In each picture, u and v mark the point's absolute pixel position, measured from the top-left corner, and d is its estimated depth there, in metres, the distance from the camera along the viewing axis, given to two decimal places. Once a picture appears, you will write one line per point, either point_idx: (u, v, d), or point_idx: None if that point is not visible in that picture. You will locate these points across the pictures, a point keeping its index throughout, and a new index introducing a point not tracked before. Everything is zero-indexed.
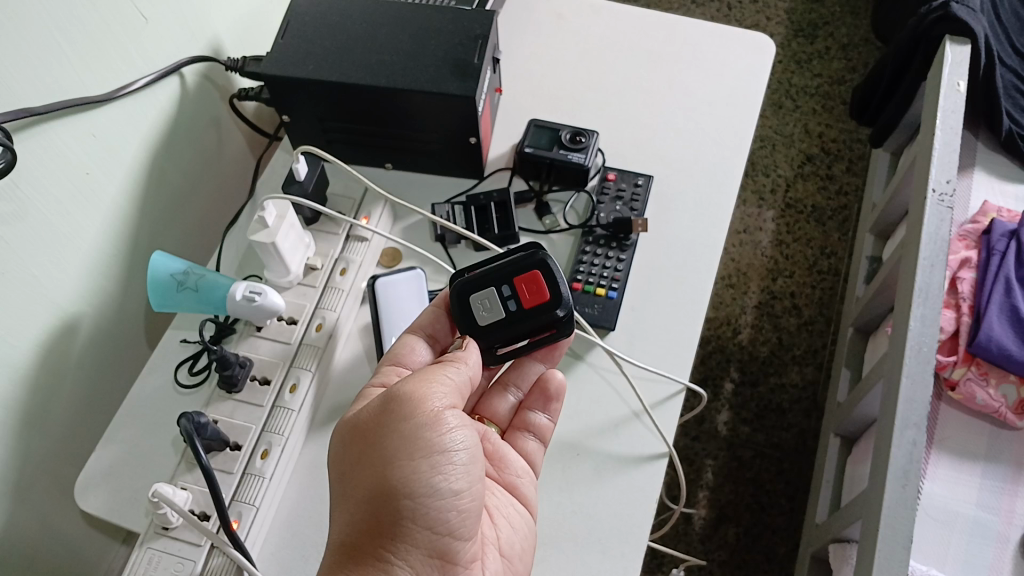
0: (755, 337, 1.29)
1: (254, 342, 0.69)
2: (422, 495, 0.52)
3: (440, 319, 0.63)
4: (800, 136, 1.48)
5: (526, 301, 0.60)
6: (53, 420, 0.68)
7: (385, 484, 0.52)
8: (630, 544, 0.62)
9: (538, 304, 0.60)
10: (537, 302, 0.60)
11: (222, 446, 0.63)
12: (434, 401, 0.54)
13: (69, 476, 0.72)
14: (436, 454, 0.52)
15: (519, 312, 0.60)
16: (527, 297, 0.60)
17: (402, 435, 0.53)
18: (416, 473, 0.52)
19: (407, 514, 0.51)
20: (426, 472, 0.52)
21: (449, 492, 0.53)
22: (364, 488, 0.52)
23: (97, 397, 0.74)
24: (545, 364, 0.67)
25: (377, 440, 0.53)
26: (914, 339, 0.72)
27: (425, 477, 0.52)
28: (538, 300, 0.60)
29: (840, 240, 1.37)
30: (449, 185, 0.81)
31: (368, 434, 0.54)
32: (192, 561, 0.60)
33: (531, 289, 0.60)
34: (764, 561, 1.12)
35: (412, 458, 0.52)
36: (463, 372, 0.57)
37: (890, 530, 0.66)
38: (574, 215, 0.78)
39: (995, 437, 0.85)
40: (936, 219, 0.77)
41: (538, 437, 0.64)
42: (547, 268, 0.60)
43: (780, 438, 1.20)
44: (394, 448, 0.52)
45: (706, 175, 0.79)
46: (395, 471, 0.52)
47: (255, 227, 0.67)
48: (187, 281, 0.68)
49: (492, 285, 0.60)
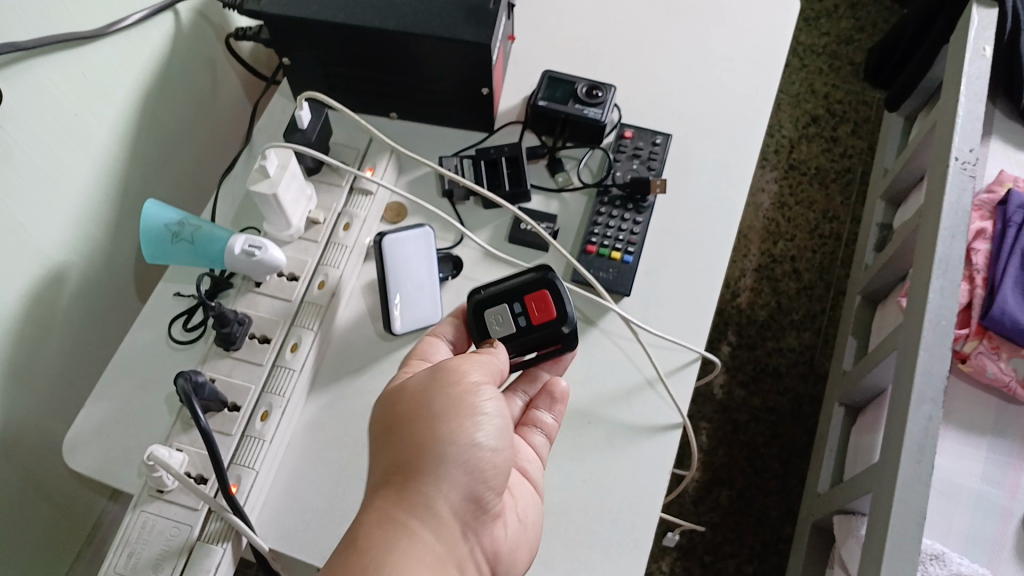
0: (754, 300, 1.27)
1: (253, 299, 0.66)
2: (466, 450, 0.49)
3: (458, 329, 0.61)
4: (805, 96, 1.44)
5: (534, 318, 0.58)
6: (38, 373, 0.65)
7: (432, 438, 0.49)
8: (642, 515, 0.61)
9: (546, 322, 0.58)
10: (544, 319, 0.58)
11: (220, 406, 0.61)
12: (477, 373, 0.52)
13: (54, 430, 0.69)
14: (480, 415, 0.50)
15: (528, 329, 0.58)
16: (536, 313, 0.58)
17: (449, 395, 0.50)
18: (462, 428, 0.49)
19: (451, 466, 0.48)
20: (473, 428, 0.50)
21: (486, 448, 0.50)
22: (400, 444, 0.49)
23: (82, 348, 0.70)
24: (550, 373, 0.63)
25: (422, 401, 0.50)
26: (932, 315, 0.70)
27: (471, 432, 0.49)
28: (546, 316, 0.58)
29: (843, 204, 1.34)
30: (457, 137, 0.77)
31: (409, 399, 0.51)
32: (189, 526, 0.58)
33: (540, 306, 0.58)
34: (756, 524, 1.12)
35: (458, 416, 0.50)
36: (499, 362, 0.55)
37: (903, 506, 0.64)
38: (588, 173, 0.75)
39: (1003, 411, 0.83)
40: (957, 187, 0.75)
41: (545, 434, 0.60)
42: (556, 286, 0.58)
43: (776, 403, 1.19)
44: (441, 406, 0.50)
45: (725, 135, 0.76)
46: (442, 425, 0.49)
47: (255, 176, 0.63)
48: (183, 233, 0.64)
49: (504, 301, 0.59)
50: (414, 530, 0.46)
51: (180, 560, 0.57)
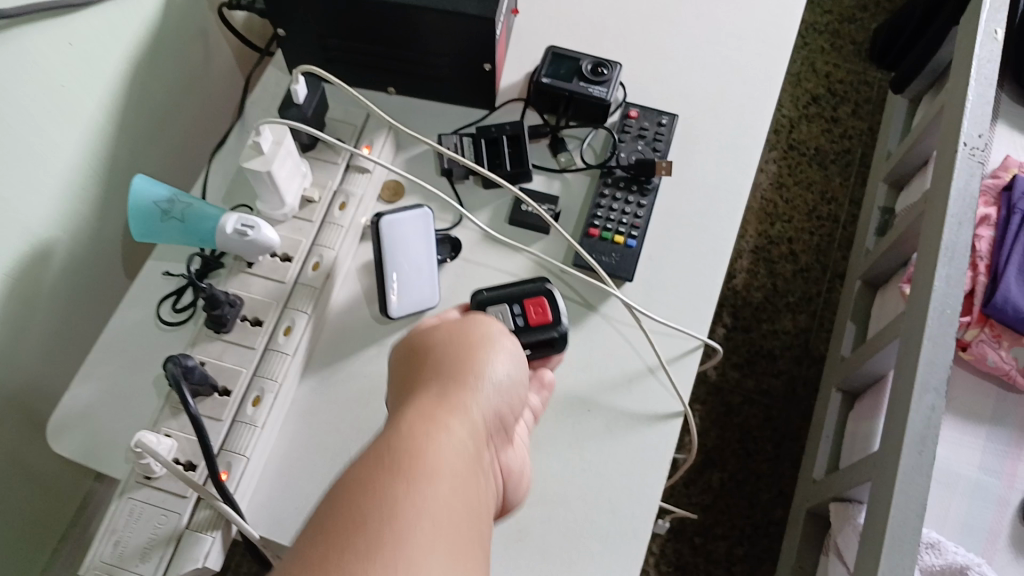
0: (750, 282, 1.25)
1: (245, 280, 0.64)
2: (498, 377, 0.44)
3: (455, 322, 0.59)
4: (806, 75, 1.41)
5: (532, 320, 0.58)
6: (22, 353, 0.63)
7: (468, 358, 0.44)
8: (641, 505, 0.60)
9: (542, 324, 0.58)
10: (541, 321, 0.58)
11: (210, 391, 0.59)
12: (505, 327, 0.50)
13: (38, 411, 0.67)
14: (512, 356, 0.47)
15: (524, 329, 0.57)
16: (533, 316, 0.58)
17: (486, 331, 0.47)
18: (497, 358, 0.45)
19: (483, 386, 0.43)
20: (506, 362, 0.46)
21: (511, 384, 0.45)
22: (429, 365, 0.44)
23: (66, 327, 0.68)
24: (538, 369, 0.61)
25: (458, 332, 0.47)
26: (938, 301, 0.68)
27: (505, 364, 0.45)
28: (542, 318, 0.58)
29: (842, 186, 1.32)
30: (457, 114, 0.75)
31: (441, 332, 0.47)
32: (177, 514, 0.57)
33: (537, 309, 0.58)
34: (747, 506, 1.10)
35: (494, 348, 0.46)
36: None
37: (903, 496, 0.62)
38: (591, 154, 0.73)
39: (1002, 399, 0.83)
40: (965, 172, 0.73)
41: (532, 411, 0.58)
42: (553, 293, 0.59)
43: (770, 385, 1.17)
44: (478, 337, 0.46)
45: (732, 117, 0.74)
46: (478, 351, 0.45)
47: (249, 153, 0.61)
48: (173, 210, 0.62)
49: (503, 300, 0.58)
50: (454, 424, 0.39)
51: (169, 549, 0.56)
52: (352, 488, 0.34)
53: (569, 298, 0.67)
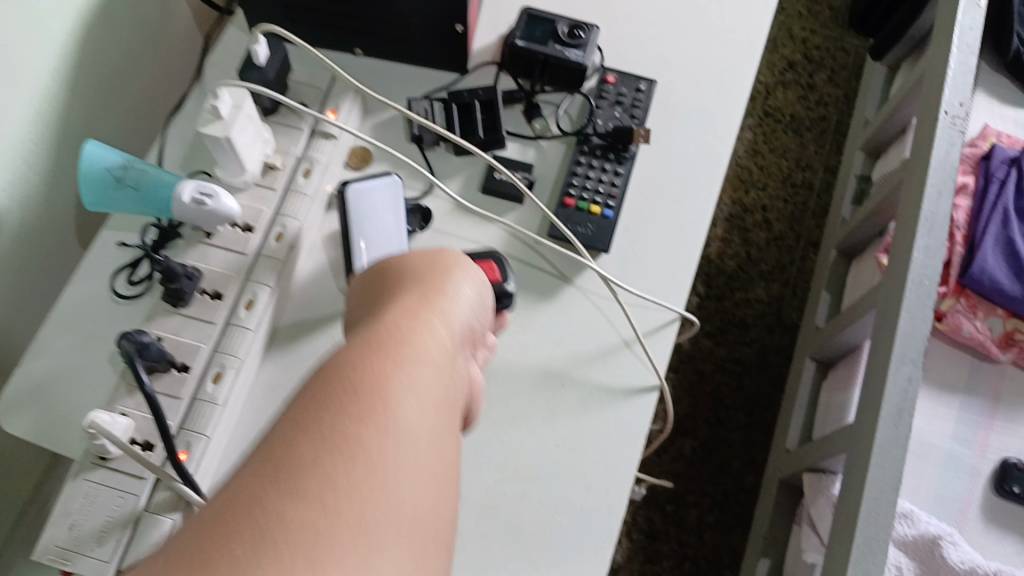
0: (723, 250, 1.21)
1: (204, 251, 0.61)
2: (472, 292, 0.44)
3: None
4: (783, 40, 1.35)
5: (478, 277, 0.56)
6: None
7: (443, 271, 0.44)
8: (616, 481, 0.58)
9: (487, 283, 0.56)
10: (487, 280, 0.56)
11: (168, 367, 0.56)
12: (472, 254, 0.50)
13: None
14: (483, 278, 0.47)
15: None
16: (480, 274, 0.56)
17: (458, 252, 0.47)
18: (470, 275, 0.45)
19: (459, 295, 0.43)
20: (478, 281, 0.46)
21: (482, 302, 0.46)
22: (403, 275, 0.44)
23: (13, 299, 0.65)
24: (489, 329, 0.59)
25: (430, 253, 0.47)
26: (917, 269, 0.66)
27: (476, 282, 0.46)
28: (489, 277, 0.56)
29: (818, 153, 1.28)
30: (428, 78, 0.72)
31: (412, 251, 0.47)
32: (135, 496, 0.54)
33: (485, 268, 0.56)
34: (718, 474, 1.09)
35: (467, 266, 0.46)
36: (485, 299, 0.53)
37: (879, 470, 0.60)
38: (567, 121, 0.70)
39: (976, 369, 0.82)
40: (945, 142, 0.70)
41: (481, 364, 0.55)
42: (502, 258, 0.57)
43: (742, 353, 1.15)
44: (450, 257, 0.46)
45: (712, 83, 0.72)
46: (452, 267, 0.45)
47: (206, 117, 0.58)
48: (127, 177, 0.59)
49: None
50: (435, 322, 0.39)
51: (126, 532, 0.54)
52: (339, 366, 0.34)
53: (543, 271, 0.65)
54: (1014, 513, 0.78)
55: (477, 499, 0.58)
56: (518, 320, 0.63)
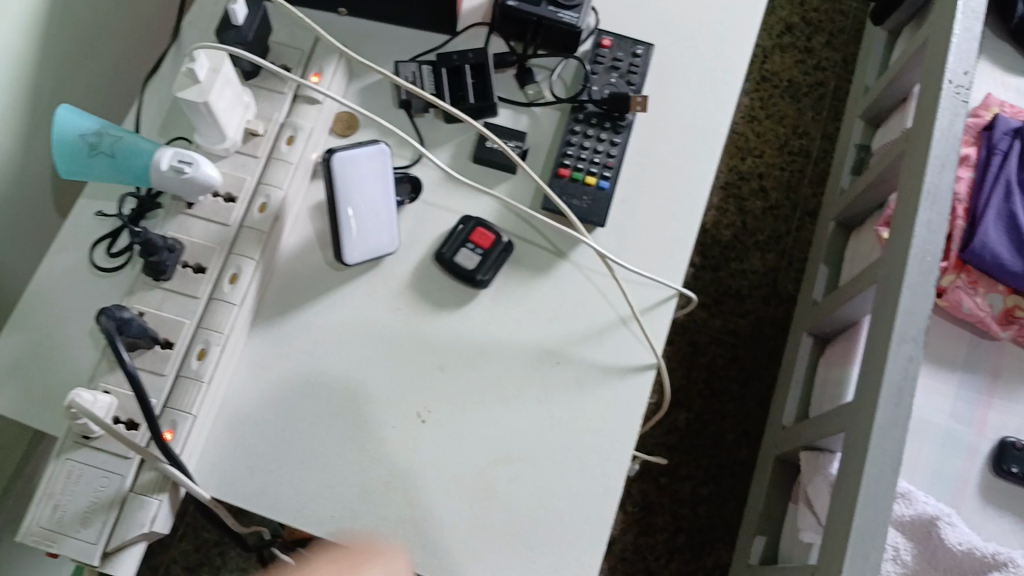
0: (719, 220, 1.19)
1: (185, 222, 0.58)
2: None
3: None
4: (780, 2, 1.31)
5: (481, 243, 0.61)
6: None
7: None
8: (613, 462, 0.57)
9: (489, 235, 0.61)
10: (486, 236, 0.61)
11: (150, 343, 0.54)
12: None
13: None
14: None
15: (486, 249, 0.61)
16: (479, 239, 0.61)
17: None
18: None
19: None
20: None
21: None
22: None
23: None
24: None
25: None
26: (918, 246, 0.64)
27: None
28: (484, 235, 0.61)
29: (815, 120, 1.25)
30: (415, 40, 0.69)
31: None
32: (119, 476, 0.53)
33: (476, 235, 0.61)
34: (712, 447, 1.09)
35: None
36: None
37: (878, 450, 0.59)
38: (561, 86, 0.68)
39: (975, 346, 0.81)
40: (950, 111, 0.67)
41: None
42: (474, 216, 0.62)
43: (737, 325, 1.14)
44: None
45: (713, 48, 0.69)
46: None
47: (183, 81, 0.55)
48: (101, 144, 0.56)
49: (457, 249, 0.61)
50: None
51: (112, 514, 0.52)
52: None
53: (537, 245, 0.63)
54: (1011, 492, 0.78)
55: (471, 481, 0.56)
56: (512, 296, 0.61)
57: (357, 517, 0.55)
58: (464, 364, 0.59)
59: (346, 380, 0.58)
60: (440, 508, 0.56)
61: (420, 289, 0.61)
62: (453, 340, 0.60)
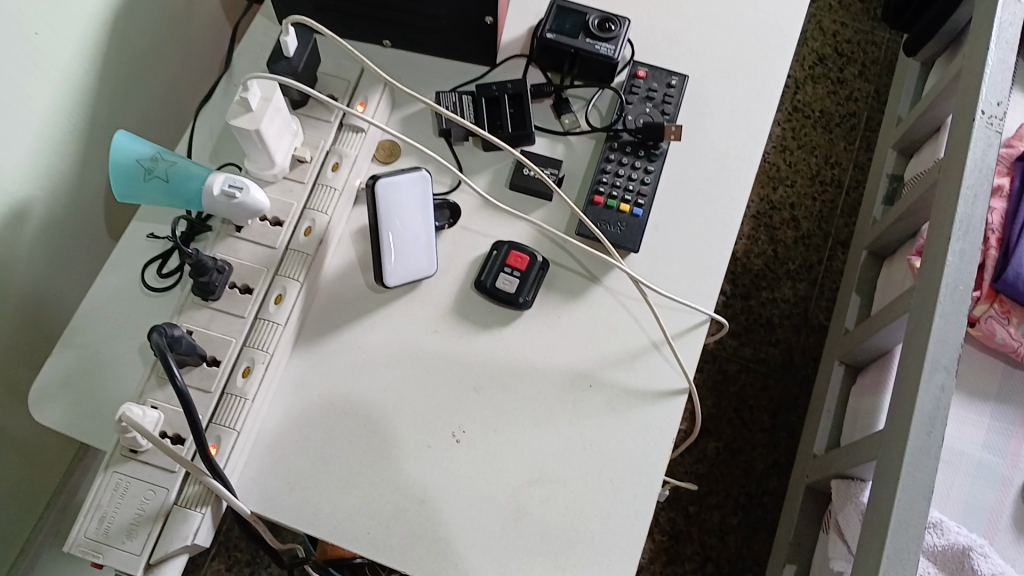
0: (750, 248, 1.20)
1: (233, 245, 0.61)
2: None
3: None
4: (812, 34, 1.32)
5: (518, 266, 0.63)
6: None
7: None
8: (644, 485, 0.58)
9: (524, 258, 0.63)
10: (521, 259, 0.63)
11: (198, 361, 0.57)
12: None
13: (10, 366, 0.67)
14: None
15: (522, 271, 0.62)
16: (515, 262, 0.63)
17: None
18: None
19: None
20: None
21: None
22: None
23: (37, 282, 0.67)
24: None
25: None
26: (951, 277, 0.64)
27: None
28: (519, 258, 0.63)
29: (847, 149, 1.26)
30: (456, 71, 0.71)
31: None
32: (164, 489, 0.55)
33: (511, 259, 0.63)
34: (741, 476, 1.08)
35: None
36: None
37: (910, 479, 0.60)
38: (596, 116, 0.70)
39: (1009, 377, 0.81)
40: (982, 143, 0.68)
41: None
42: (509, 240, 0.64)
43: (768, 353, 1.14)
44: None
45: (746, 79, 0.70)
46: None
47: (236, 110, 0.57)
48: (156, 169, 0.59)
49: (496, 276, 0.62)
50: None
51: (156, 526, 0.54)
52: None
53: (571, 270, 0.64)
54: None
55: (504, 501, 0.57)
56: (546, 320, 0.63)
57: (392, 535, 0.56)
58: (499, 386, 0.61)
59: (384, 399, 0.60)
60: (473, 527, 0.57)
61: (457, 311, 0.63)
62: (489, 363, 0.61)
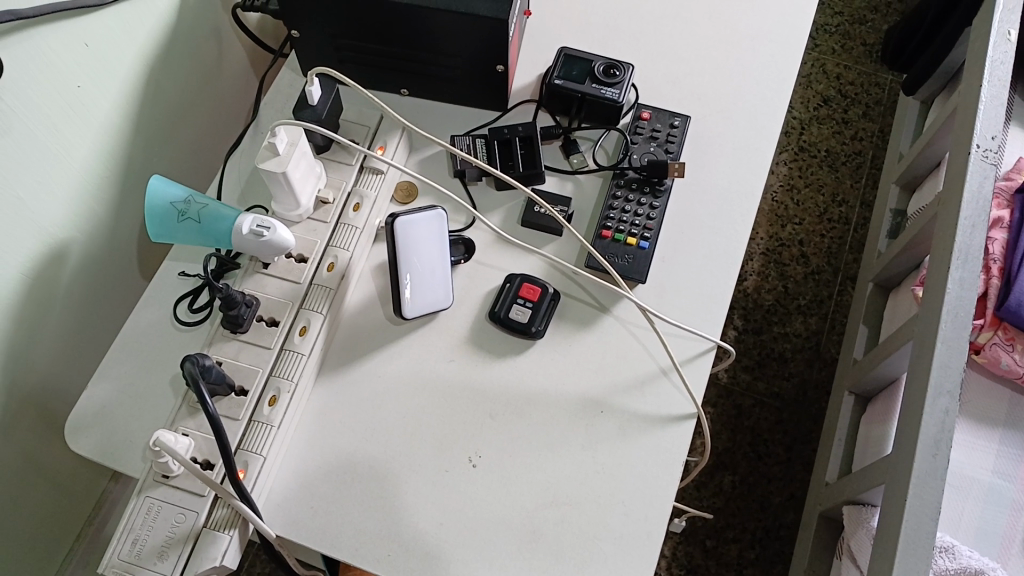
0: (761, 284, 1.22)
1: (260, 280, 0.64)
2: None
3: None
4: (816, 77, 1.36)
5: (530, 297, 0.65)
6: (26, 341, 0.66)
7: None
8: (654, 507, 0.60)
9: (536, 290, 0.66)
10: (533, 291, 0.66)
11: (227, 390, 0.60)
12: None
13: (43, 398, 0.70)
14: None
15: (534, 303, 0.65)
16: (527, 293, 0.66)
17: None
18: None
19: None
20: None
21: None
22: None
23: (75, 319, 0.71)
24: None
25: None
26: (950, 304, 0.66)
27: None
28: (531, 290, 0.66)
29: (854, 187, 1.28)
30: (469, 115, 0.75)
31: None
32: (194, 513, 0.57)
33: (524, 291, 0.66)
34: (758, 509, 1.09)
35: None
36: None
37: (917, 500, 0.61)
38: (603, 155, 0.73)
39: (1016, 404, 0.82)
40: (978, 175, 0.70)
41: None
42: (523, 274, 0.67)
43: (781, 387, 1.15)
44: None
45: (747, 119, 0.74)
46: None
47: (264, 154, 0.61)
48: (189, 211, 0.63)
49: (508, 306, 0.65)
50: None
51: (185, 548, 0.56)
52: None
53: (582, 301, 0.67)
54: None
55: (519, 524, 0.59)
56: (557, 349, 0.65)
57: (412, 557, 0.58)
58: (513, 413, 0.63)
59: (404, 426, 0.63)
60: (490, 549, 0.59)
61: (473, 342, 0.66)
62: (504, 391, 0.64)
